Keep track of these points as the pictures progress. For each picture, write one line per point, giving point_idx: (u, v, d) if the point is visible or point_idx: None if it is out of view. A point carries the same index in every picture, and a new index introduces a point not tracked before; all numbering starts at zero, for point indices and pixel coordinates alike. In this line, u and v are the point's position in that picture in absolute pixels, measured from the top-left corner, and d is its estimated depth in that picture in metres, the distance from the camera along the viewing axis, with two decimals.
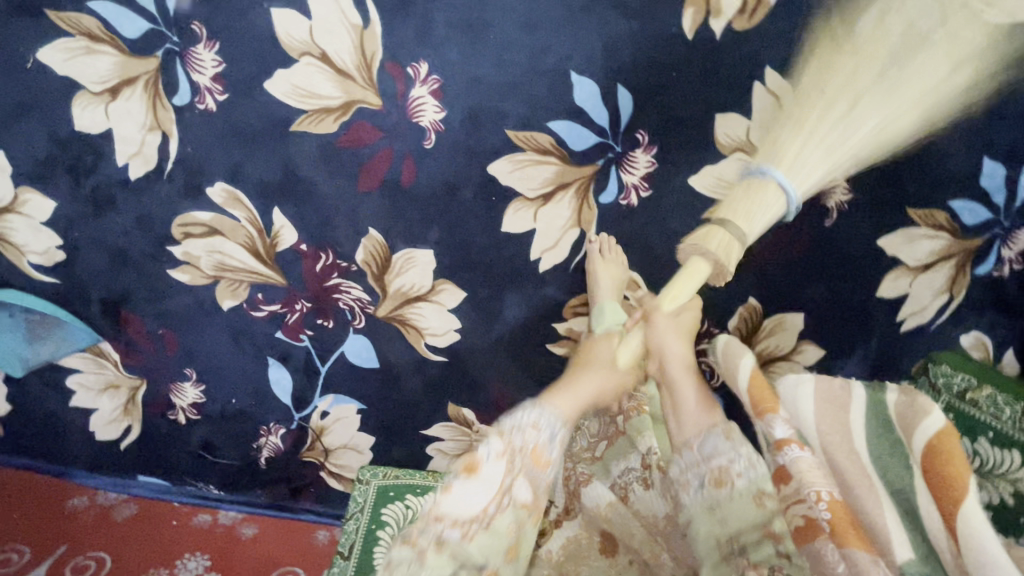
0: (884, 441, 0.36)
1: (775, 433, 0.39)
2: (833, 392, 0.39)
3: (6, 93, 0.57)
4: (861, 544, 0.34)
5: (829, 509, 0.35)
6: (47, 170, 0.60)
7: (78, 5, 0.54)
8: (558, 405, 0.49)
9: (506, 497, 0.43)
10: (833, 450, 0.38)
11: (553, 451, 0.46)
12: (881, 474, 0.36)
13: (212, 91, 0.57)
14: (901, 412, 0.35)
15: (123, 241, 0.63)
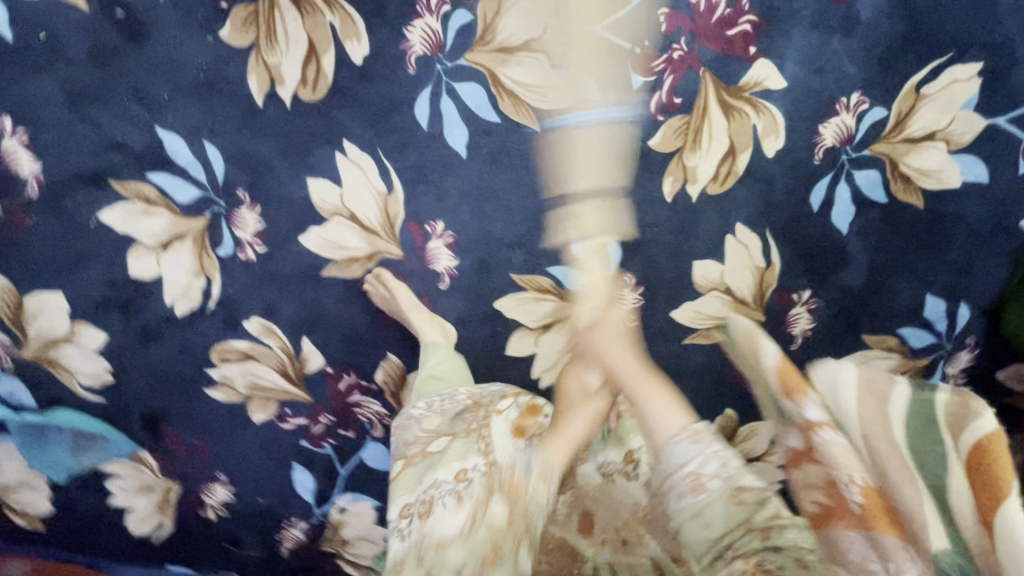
0: (926, 447, 0.31)
1: (807, 412, 0.35)
2: (877, 386, 0.34)
3: (67, 246, 0.64)
4: (890, 528, 0.33)
5: (862, 493, 0.33)
6: (102, 309, 0.67)
7: (137, 175, 0.62)
8: (551, 451, 0.52)
9: (479, 517, 0.50)
10: (873, 442, 0.33)
11: (530, 477, 0.51)
12: (921, 464, 0.31)
13: (253, 244, 0.65)
14: (949, 412, 0.31)
15: (167, 366, 0.71)
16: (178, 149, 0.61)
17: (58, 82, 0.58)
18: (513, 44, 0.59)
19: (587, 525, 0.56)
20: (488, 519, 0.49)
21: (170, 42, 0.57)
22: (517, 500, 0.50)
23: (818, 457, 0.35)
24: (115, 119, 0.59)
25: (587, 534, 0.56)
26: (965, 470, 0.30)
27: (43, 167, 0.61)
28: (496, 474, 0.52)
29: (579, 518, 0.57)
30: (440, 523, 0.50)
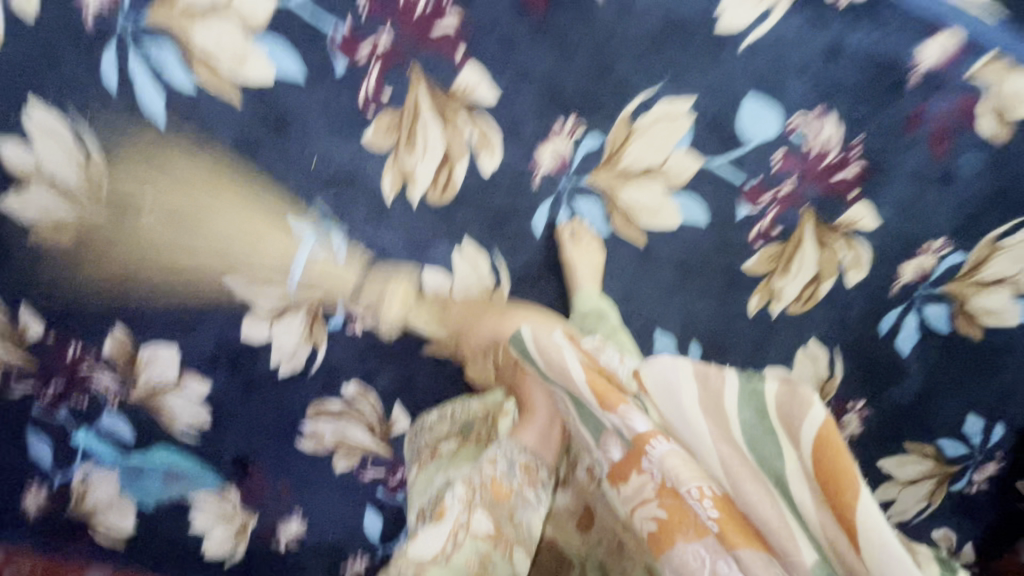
0: (752, 418, 0.28)
1: (635, 426, 0.33)
2: (708, 381, 0.30)
3: (186, 307, 0.68)
4: (748, 539, 0.29)
5: (715, 507, 0.30)
6: (211, 364, 0.71)
7: (265, 253, 0.65)
8: (521, 438, 0.51)
9: (462, 533, 0.45)
10: (725, 455, 0.30)
11: (515, 480, 0.49)
12: (764, 467, 0.29)
13: (363, 319, 0.69)
14: (779, 403, 0.27)
15: (263, 417, 0.75)
16: (306, 234, 0.64)
17: (203, 165, 0.61)
18: (649, 165, 0.62)
19: (585, 521, 0.49)
20: (469, 533, 0.45)
21: (318, 139, 0.60)
22: (498, 508, 0.47)
23: (648, 466, 0.33)
24: (253, 201, 0.63)
25: (584, 532, 0.49)
26: (813, 467, 0.27)
27: (177, 237, 0.64)
28: (484, 480, 0.48)
29: (581, 512, 0.50)
30: (420, 543, 0.44)
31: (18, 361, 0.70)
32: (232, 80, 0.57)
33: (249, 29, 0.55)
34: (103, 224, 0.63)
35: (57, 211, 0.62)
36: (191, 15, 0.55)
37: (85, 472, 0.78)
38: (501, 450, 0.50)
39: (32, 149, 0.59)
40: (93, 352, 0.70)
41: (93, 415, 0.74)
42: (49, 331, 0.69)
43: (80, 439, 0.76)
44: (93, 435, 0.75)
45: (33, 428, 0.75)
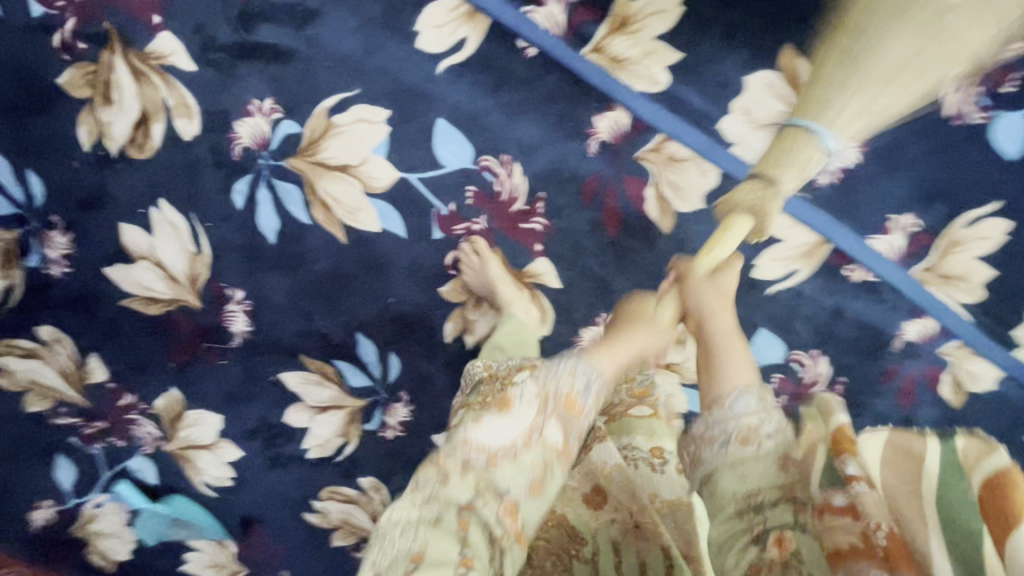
0: (956, 492, 0.31)
1: (845, 468, 0.35)
2: (907, 444, 0.35)
3: (241, 386, 0.75)
4: (913, 568, 0.30)
5: (888, 537, 0.32)
6: (249, 435, 0.78)
7: (326, 357, 0.73)
8: (601, 362, 0.51)
9: (535, 437, 0.46)
10: (894, 499, 0.34)
11: (587, 399, 0.49)
12: (947, 523, 0.31)
13: (396, 427, 0.77)
14: (968, 456, 0.32)
15: (280, 486, 0.82)
16: (367, 350, 0.73)
17: (296, 281, 0.69)
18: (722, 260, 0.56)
19: (596, 500, 0.54)
20: (542, 438, 0.46)
21: (399, 284, 0.69)
22: (570, 422, 0.48)
23: (859, 514, 0.33)
24: (329, 319, 0.71)
25: (594, 509, 0.54)
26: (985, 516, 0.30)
27: (254, 329, 0.72)
28: (559, 389, 0.48)
29: (587, 491, 0.55)
30: (485, 432, 0.46)
31: (72, 398, 0.76)
32: (345, 223, 0.66)
33: (369, 190, 0.64)
34: (191, 305, 0.71)
35: (155, 288, 0.70)
36: (325, 168, 0.63)
37: (99, 501, 0.83)
38: (581, 364, 0.50)
39: (152, 236, 0.67)
40: (145, 404, 0.77)
41: (126, 455, 0.80)
42: (110, 379, 0.75)
43: (115, 484, 0.82)
44: (123, 479, 0.82)
45: (65, 454, 0.80)
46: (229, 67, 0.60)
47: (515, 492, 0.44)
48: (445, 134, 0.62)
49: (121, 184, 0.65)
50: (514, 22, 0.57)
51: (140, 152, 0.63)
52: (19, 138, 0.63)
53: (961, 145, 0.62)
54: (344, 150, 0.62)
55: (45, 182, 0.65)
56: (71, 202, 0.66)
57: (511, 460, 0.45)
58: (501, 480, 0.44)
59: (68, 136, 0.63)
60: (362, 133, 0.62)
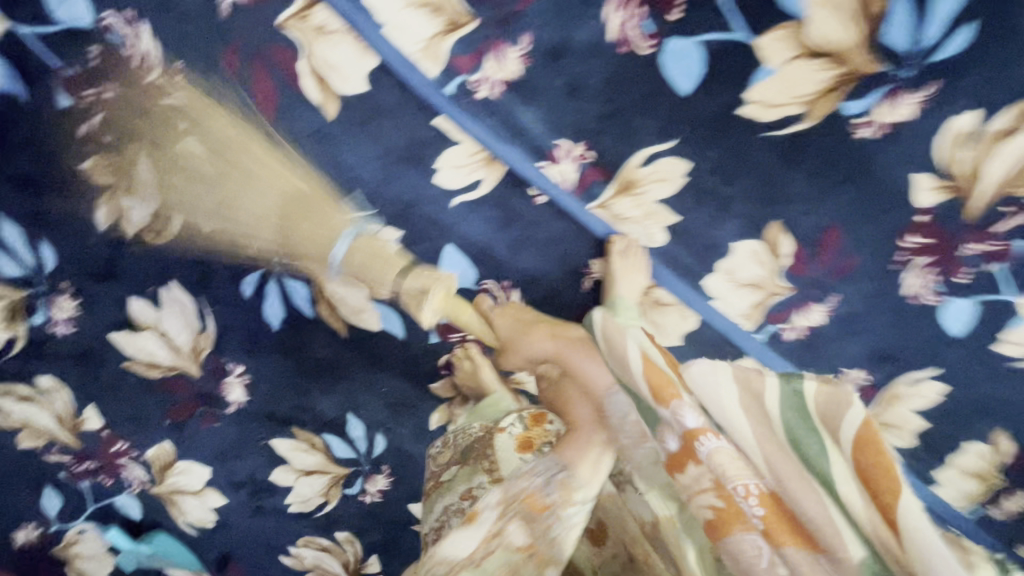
0: (798, 424, 0.35)
1: (686, 421, 0.38)
2: (745, 376, 0.38)
3: (233, 445, 0.79)
4: (792, 538, 0.36)
5: (760, 504, 0.36)
6: (236, 485, 0.83)
7: (315, 429, 0.77)
8: (580, 467, 0.46)
9: (494, 543, 0.45)
10: (760, 442, 0.37)
11: (552, 495, 0.45)
12: (796, 446, 0.36)
13: (375, 496, 0.82)
14: (818, 403, 0.35)
15: (260, 533, 0.86)
16: (355, 427, 0.77)
17: (294, 364, 0.73)
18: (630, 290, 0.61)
19: (598, 534, 0.52)
20: (502, 541, 0.45)
21: (391, 377, 0.74)
22: (535, 521, 0.45)
23: (699, 461, 0.38)
24: (323, 397, 0.75)
25: (596, 544, 0.52)
26: (856, 466, 0.33)
27: (249, 399, 0.76)
28: (521, 490, 0.46)
29: (591, 526, 0.53)
30: (453, 543, 0.45)
31: (66, 439, 0.80)
32: (348, 321, 0.70)
33: (374, 295, 0.68)
34: (190, 373, 0.74)
35: (158, 355, 0.73)
36: (335, 273, 0.67)
37: (82, 527, 0.85)
38: (544, 460, 0.47)
39: (159, 311, 0.70)
40: (137, 451, 0.80)
41: (113, 491, 0.84)
42: (105, 427, 0.78)
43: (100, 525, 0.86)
44: (113, 524, 0.86)
45: (53, 485, 0.84)
46: (252, 179, 0.62)
47: None
48: (452, 258, 0.66)
49: (131, 262, 0.67)
50: (529, 176, 0.61)
51: (156, 238, 0.66)
52: (33, 211, 0.64)
53: (914, 321, 0.65)
54: (354, 260, 0.66)
55: (56, 251, 0.67)
56: (81, 272, 0.68)
57: (474, 568, 0.44)
58: None
59: (84, 215, 0.65)
60: (374, 248, 0.66)
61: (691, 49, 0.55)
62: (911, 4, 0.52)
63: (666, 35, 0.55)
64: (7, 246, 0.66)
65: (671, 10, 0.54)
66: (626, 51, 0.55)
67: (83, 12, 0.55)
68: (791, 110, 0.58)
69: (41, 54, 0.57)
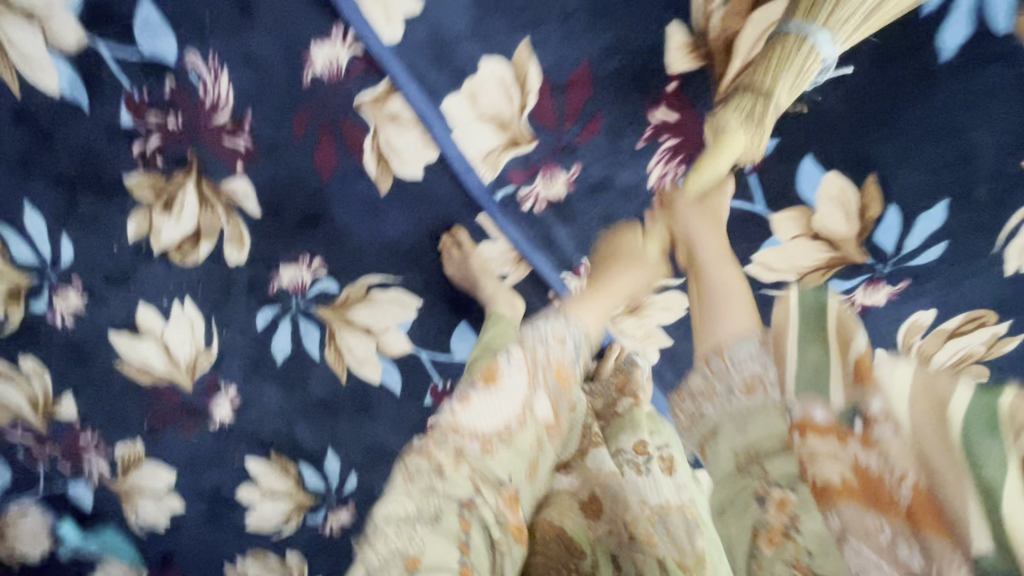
0: (985, 447, 0.26)
1: (868, 405, 0.31)
2: (935, 385, 0.29)
3: (207, 457, 0.81)
4: (940, 534, 0.28)
5: (912, 494, 0.29)
6: (198, 493, 0.83)
7: (292, 457, 0.79)
8: (582, 317, 0.59)
9: (526, 413, 0.53)
10: (920, 440, 0.29)
11: (575, 366, 0.57)
12: (966, 448, 0.27)
13: (335, 533, 0.83)
14: (1016, 415, 0.26)
15: (209, 541, 0.86)
16: (331, 462, 0.80)
17: (287, 395, 0.75)
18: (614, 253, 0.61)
19: (594, 510, 0.55)
20: (532, 414, 0.54)
21: (378, 424, 0.76)
22: (557, 395, 0.56)
23: (865, 442, 0.31)
24: (307, 430, 0.78)
25: (594, 518, 0.54)
26: None
27: (234, 420, 0.77)
28: (546, 355, 0.55)
29: (586, 499, 0.55)
30: (473, 414, 0.51)
31: (34, 421, 0.79)
32: (351, 368, 0.73)
33: (382, 351, 0.72)
34: (181, 385, 0.75)
35: (153, 362, 0.74)
36: (350, 325, 0.70)
37: (24, 505, 0.84)
38: (567, 328, 0.57)
39: (166, 323, 0.71)
40: (105, 446, 0.80)
41: (69, 477, 0.83)
42: (78, 418, 0.78)
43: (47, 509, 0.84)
44: (66, 512, 0.85)
45: (6, 460, 0.83)
46: (293, 230, 0.65)
47: (513, 478, 0.52)
48: (462, 333, 0.71)
49: (150, 273, 0.68)
50: (552, 282, 0.66)
51: (182, 258, 0.67)
52: (65, 208, 0.65)
53: None
54: (371, 317, 0.70)
55: (75, 248, 0.67)
56: (95, 272, 0.68)
57: (502, 448, 0.52)
58: (501, 469, 0.51)
59: (114, 223, 0.66)
60: (392, 310, 0.69)
61: None
62: (899, 219, 0.61)
63: None
64: (26, 233, 0.66)
65: None
66: None
67: (170, 47, 0.57)
68: (787, 277, 0.66)
69: (117, 75, 0.58)
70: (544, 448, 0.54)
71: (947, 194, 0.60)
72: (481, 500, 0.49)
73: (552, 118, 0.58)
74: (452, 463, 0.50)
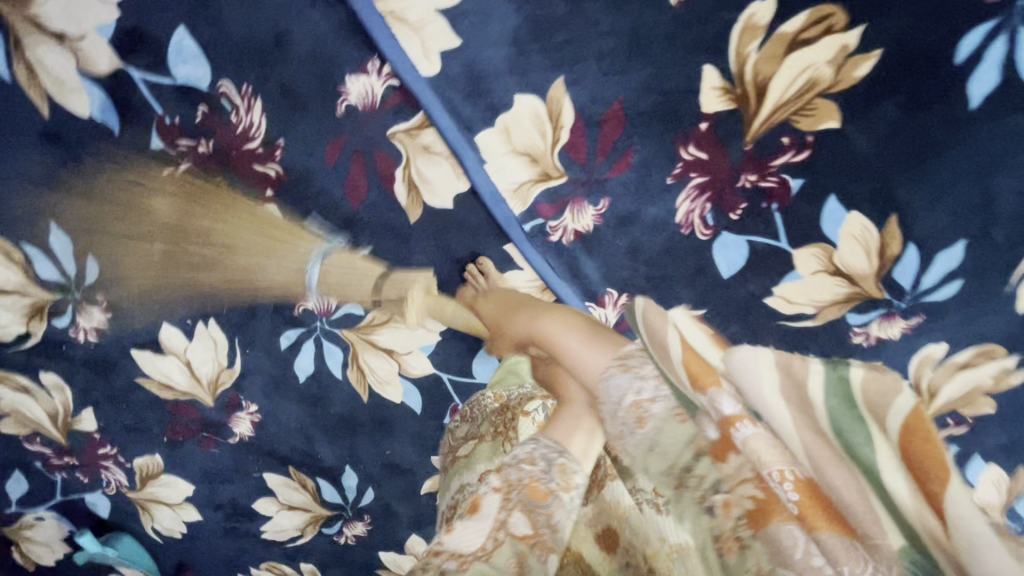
0: (840, 412, 0.26)
1: (724, 407, 0.31)
2: (799, 370, 0.28)
3: (225, 470, 0.81)
4: (834, 526, 0.28)
5: (795, 489, 0.29)
6: (214, 506, 0.83)
7: (310, 472, 0.80)
8: (560, 434, 0.41)
9: (502, 535, 0.36)
10: (804, 440, 0.28)
11: (555, 479, 0.38)
12: (840, 437, 0.26)
13: (351, 544, 0.82)
14: (869, 390, 0.25)
15: (224, 551, 0.86)
16: (349, 477, 0.80)
17: (307, 413, 0.76)
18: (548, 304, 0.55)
19: (611, 541, 0.39)
20: (509, 534, 0.36)
21: (397, 442, 0.77)
22: (539, 510, 0.37)
23: (738, 449, 0.31)
24: (326, 446, 0.78)
25: (606, 551, 0.39)
26: (906, 460, 0.25)
27: (254, 435, 0.78)
28: (522, 477, 0.39)
29: (602, 531, 0.40)
30: (456, 540, 0.36)
31: (53, 434, 0.79)
32: (372, 388, 0.74)
33: (404, 372, 0.72)
34: (202, 402, 0.75)
35: (175, 379, 0.74)
36: (373, 346, 0.71)
37: (42, 514, 0.84)
38: (543, 446, 0.40)
39: (188, 342, 0.71)
40: (123, 458, 0.81)
41: (86, 488, 0.84)
42: (97, 431, 0.78)
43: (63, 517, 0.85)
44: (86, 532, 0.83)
45: (25, 471, 0.82)
46: (321, 254, 0.66)
47: None
48: None
49: (174, 294, 0.68)
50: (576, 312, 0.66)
51: (208, 279, 0.68)
52: (91, 228, 0.65)
53: None
54: (393, 339, 0.70)
55: (100, 268, 0.67)
56: (119, 291, 0.68)
57: (480, 562, 0.35)
58: None
59: (140, 243, 0.66)
60: (414, 334, 0.70)
61: (739, 244, 0.64)
62: (918, 258, 0.59)
63: (723, 231, 0.63)
64: (50, 253, 0.66)
65: (732, 211, 0.63)
66: (687, 233, 0.64)
67: (203, 75, 0.58)
68: (806, 310, 0.65)
69: (148, 100, 0.59)
70: None
71: (964, 233, 0.57)
72: None
73: (584, 153, 0.61)
74: None
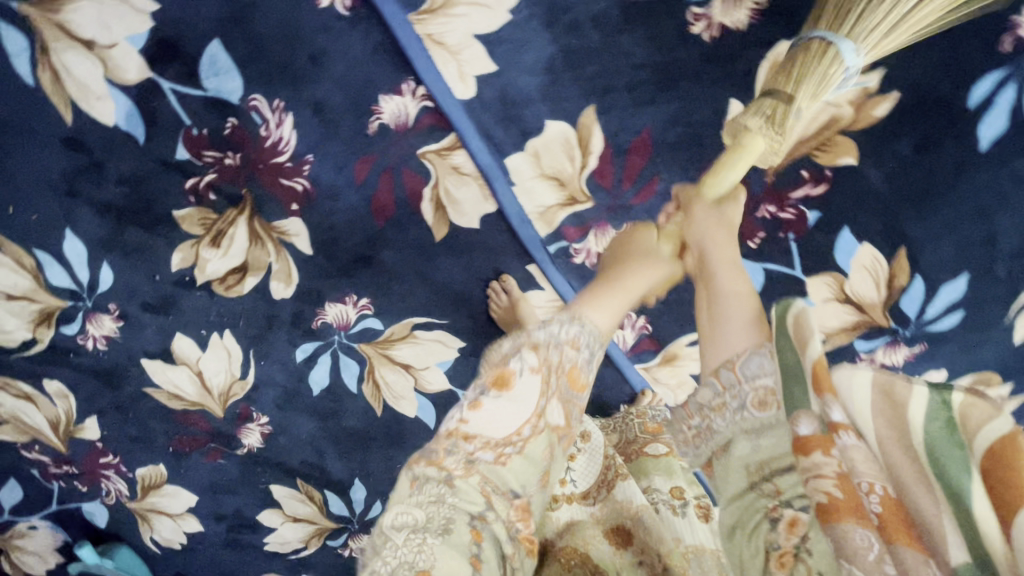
0: (945, 443, 0.29)
1: (832, 414, 0.32)
2: (894, 389, 0.32)
3: (230, 482, 0.79)
4: (911, 540, 0.30)
5: (881, 503, 0.31)
6: (216, 517, 0.81)
7: (319, 485, 0.78)
8: (601, 312, 0.46)
9: (541, 421, 0.43)
10: (886, 448, 0.32)
11: (591, 371, 0.45)
12: (934, 459, 0.30)
13: (357, 558, 0.81)
14: (971, 416, 0.29)
15: (224, 564, 0.83)
16: (358, 490, 0.78)
17: (319, 426, 0.75)
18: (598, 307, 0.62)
19: (622, 536, 0.52)
20: (546, 423, 0.44)
21: (409, 457, 0.76)
22: (570, 400, 0.45)
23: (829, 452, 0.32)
24: (337, 459, 0.77)
25: (620, 547, 0.52)
26: (988, 481, 0.28)
27: (263, 447, 0.77)
28: (560, 360, 0.44)
29: (617, 526, 0.52)
30: (485, 419, 0.42)
31: (51, 442, 0.76)
32: (387, 402, 0.73)
33: (420, 388, 0.72)
34: (212, 412, 0.74)
35: (185, 389, 0.73)
36: (391, 361, 0.71)
37: (34, 523, 0.80)
38: (585, 330, 0.45)
39: (202, 352, 0.70)
40: (126, 468, 0.78)
41: (82, 497, 0.80)
42: (101, 439, 0.76)
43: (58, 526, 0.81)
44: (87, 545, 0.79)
45: (19, 479, 0.78)
46: (343, 269, 0.66)
47: (527, 490, 0.43)
48: None
49: (191, 304, 0.68)
50: None
51: (226, 290, 0.67)
52: (109, 236, 0.64)
53: None
54: (411, 355, 0.70)
55: (116, 275, 0.66)
56: (134, 300, 0.67)
57: (516, 454, 0.42)
58: (513, 479, 0.42)
59: (159, 252, 0.65)
60: (434, 349, 0.70)
61: (755, 271, 0.66)
62: (922, 290, 0.64)
63: (743, 257, 0.65)
64: (63, 259, 0.64)
65: (750, 239, 0.65)
66: None
67: (236, 87, 0.58)
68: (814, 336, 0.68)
69: (177, 110, 0.58)
70: (557, 456, 0.45)
71: (966, 270, 0.62)
72: (491, 513, 0.41)
73: (610, 179, 0.62)
74: (461, 471, 0.41)
